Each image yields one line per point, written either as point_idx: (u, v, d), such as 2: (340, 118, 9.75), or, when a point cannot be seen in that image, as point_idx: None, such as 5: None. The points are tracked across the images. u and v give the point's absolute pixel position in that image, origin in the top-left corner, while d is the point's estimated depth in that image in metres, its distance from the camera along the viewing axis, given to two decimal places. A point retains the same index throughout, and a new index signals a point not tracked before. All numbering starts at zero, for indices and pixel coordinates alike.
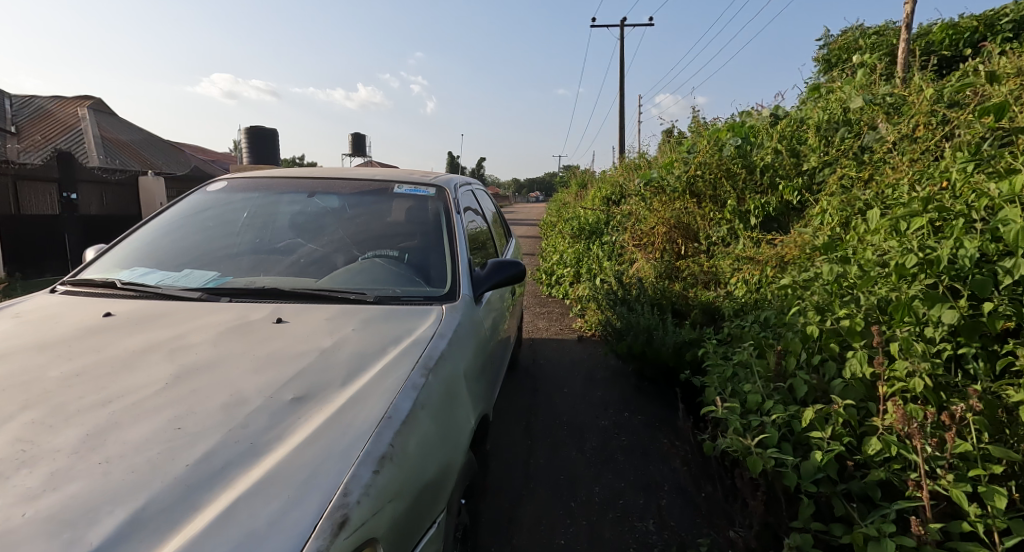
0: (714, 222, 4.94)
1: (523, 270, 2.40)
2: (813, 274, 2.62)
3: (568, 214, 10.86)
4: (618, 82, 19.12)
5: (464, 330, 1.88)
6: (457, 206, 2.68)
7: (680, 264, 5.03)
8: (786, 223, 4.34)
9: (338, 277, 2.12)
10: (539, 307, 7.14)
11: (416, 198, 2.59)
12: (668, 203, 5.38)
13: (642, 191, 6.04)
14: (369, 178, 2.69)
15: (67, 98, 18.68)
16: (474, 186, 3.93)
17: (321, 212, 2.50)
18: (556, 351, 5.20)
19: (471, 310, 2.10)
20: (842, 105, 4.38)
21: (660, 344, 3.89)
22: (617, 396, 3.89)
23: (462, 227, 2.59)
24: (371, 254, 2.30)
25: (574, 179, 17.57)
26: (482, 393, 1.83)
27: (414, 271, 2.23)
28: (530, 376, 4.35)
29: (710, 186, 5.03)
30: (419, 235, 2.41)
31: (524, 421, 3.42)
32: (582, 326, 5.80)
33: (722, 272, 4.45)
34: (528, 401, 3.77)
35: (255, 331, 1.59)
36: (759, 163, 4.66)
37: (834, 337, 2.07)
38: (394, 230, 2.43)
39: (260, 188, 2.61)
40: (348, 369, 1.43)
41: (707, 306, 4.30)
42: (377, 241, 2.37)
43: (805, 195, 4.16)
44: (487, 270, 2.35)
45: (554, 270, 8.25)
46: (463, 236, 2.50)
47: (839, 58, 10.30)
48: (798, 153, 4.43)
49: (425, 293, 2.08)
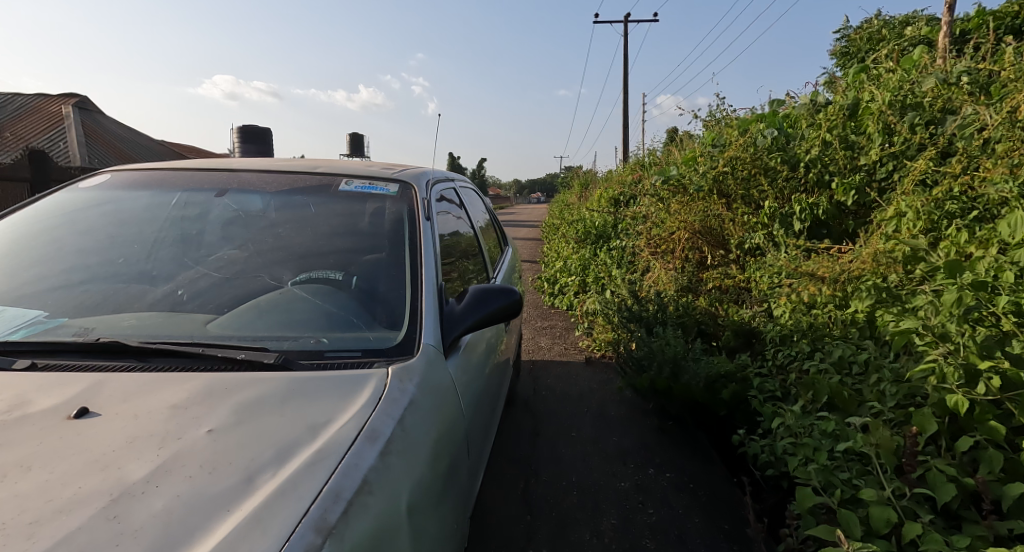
0: (747, 227, 4.22)
1: (518, 302, 1.68)
2: (923, 303, 1.91)
3: (572, 216, 10.19)
4: (624, 78, 18.43)
5: (421, 414, 1.16)
6: (429, 208, 1.94)
7: (708, 276, 4.38)
8: (837, 230, 3.68)
9: (234, 319, 1.39)
10: (540, 320, 6.45)
11: (370, 198, 1.86)
12: (691, 204, 4.69)
13: (658, 190, 5.32)
14: (307, 170, 1.96)
15: (54, 97, 18.00)
16: (462, 183, 3.22)
17: (231, 217, 1.75)
18: (561, 376, 4.51)
19: (440, 371, 1.37)
20: (906, 85, 3.68)
21: (690, 377, 3.19)
22: (637, 443, 3.18)
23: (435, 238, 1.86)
24: (294, 281, 1.57)
25: (575, 180, 16.90)
26: (445, 523, 1.12)
27: (356, 306, 1.51)
28: (531, 413, 3.64)
29: (741, 185, 4.30)
30: (369, 251, 1.67)
31: (522, 483, 2.71)
32: (591, 346, 5.11)
33: (763, 287, 3.75)
34: (528, 451, 3.05)
35: (14, 444, 0.85)
36: (803, 157, 3.93)
37: (992, 410, 1.45)
38: (333, 243, 1.70)
39: (151, 181, 1.85)
40: (151, 546, 0.68)
41: (740, 326, 3.71)
42: (308, 259, 1.64)
43: (863, 195, 3.48)
44: (467, 302, 1.63)
45: (558, 278, 7.52)
46: (436, 250, 1.77)
47: (861, 48, 9.65)
48: (853, 144, 3.73)
49: (367, 344, 1.35)
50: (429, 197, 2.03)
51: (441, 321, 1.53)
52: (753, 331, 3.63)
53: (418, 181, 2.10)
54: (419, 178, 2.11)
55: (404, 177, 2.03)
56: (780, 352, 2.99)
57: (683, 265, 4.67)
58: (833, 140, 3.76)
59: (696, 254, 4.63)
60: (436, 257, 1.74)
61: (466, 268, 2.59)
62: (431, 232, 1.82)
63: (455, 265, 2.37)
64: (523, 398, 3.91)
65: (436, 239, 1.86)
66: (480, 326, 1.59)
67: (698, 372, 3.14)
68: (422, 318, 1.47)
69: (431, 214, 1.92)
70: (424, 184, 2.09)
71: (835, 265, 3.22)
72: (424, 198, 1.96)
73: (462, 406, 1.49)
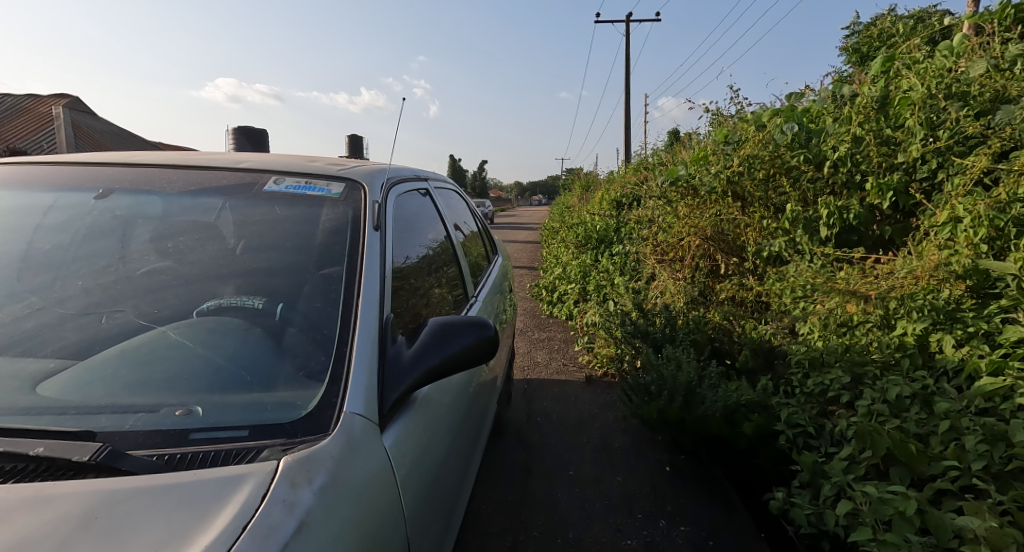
0: (765, 234, 3.80)
1: (489, 341, 1.26)
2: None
3: (572, 220, 9.78)
4: (626, 76, 18.04)
5: (318, 548, 0.72)
6: (382, 213, 1.51)
7: (723, 287, 3.97)
8: (870, 235, 3.26)
9: (74, 377, 0.97)
10: (537, 331, 6.05)
11: (303, 200, 1.44)
12: (701, 208, 4.30)
13: (664, 192, 4.90)
14: (228, 166, 1.53)
15: (43, 98, 17.64)
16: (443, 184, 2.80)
17: (113, 226, 1.34)
18: (559, 397, 4.10)
19: (369, 455, 0.94)
20: (949, 72, 3.25)
21: (705, 407, 2.77)
22: (645, 485, 2.78)
23: (387, 251, 1.43)
24: (202, 310, 1.17)
25: (576, 182, 16.51)
26: None
27: (264, 352, 1.09)
28: (524, 446, 3.24)
29: (759, 186, 3.88)
30: (292, 274, 1.25)
31: (510, 540, 2.32)
32: (592, 363, 4.71)
33: (786, 302, 3.34)
34: (517, 497, 2.65)
35: None
36: (830, 154, 3.51)
37: None
38: (246, 263, 1.28)
39: (20, 179, 1.43)
40: None
41: (759, 345, 3.31)
42: (207, 285, 1.22)
43: (900, 197, 3.09)
44: (422, 342, 1.20)
45: (557, 286, 7.10)
46: (385, 269, 1.34)
47: (872, 46, 9.23)
48: (888, 139, 3.30)
49: (261, 414, 0.93)
50: (385, 200, 1.60)
51: (382, 372, 1.11)
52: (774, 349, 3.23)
53: (375, 178, 1.67)
54: (373, 176, 1.68)
55: (352, 175, 1.60)
56: (813, 382, 2.61)
57: (694, 276, 4.26)
58: (865, 135, 3.35)
59: (708, 262, 4.22)
60: (385, 278, 1.30)
61: (440, 286, 2.16)
62: (380, 245, 1.38)
63: (423, 284, 1.95)
64: (515, 427, 3.48)
65: (388, 253, 1.43)
66: (439, 375, 1.16)
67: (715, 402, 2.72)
68: (352, 370, 1.04)
69: (383, 221, 1.49)
70: (380, 183, 1.66)
71: (876, 280, 2.80)
72: (376, 200, 1.53)
73: (409, 495, 1.05)
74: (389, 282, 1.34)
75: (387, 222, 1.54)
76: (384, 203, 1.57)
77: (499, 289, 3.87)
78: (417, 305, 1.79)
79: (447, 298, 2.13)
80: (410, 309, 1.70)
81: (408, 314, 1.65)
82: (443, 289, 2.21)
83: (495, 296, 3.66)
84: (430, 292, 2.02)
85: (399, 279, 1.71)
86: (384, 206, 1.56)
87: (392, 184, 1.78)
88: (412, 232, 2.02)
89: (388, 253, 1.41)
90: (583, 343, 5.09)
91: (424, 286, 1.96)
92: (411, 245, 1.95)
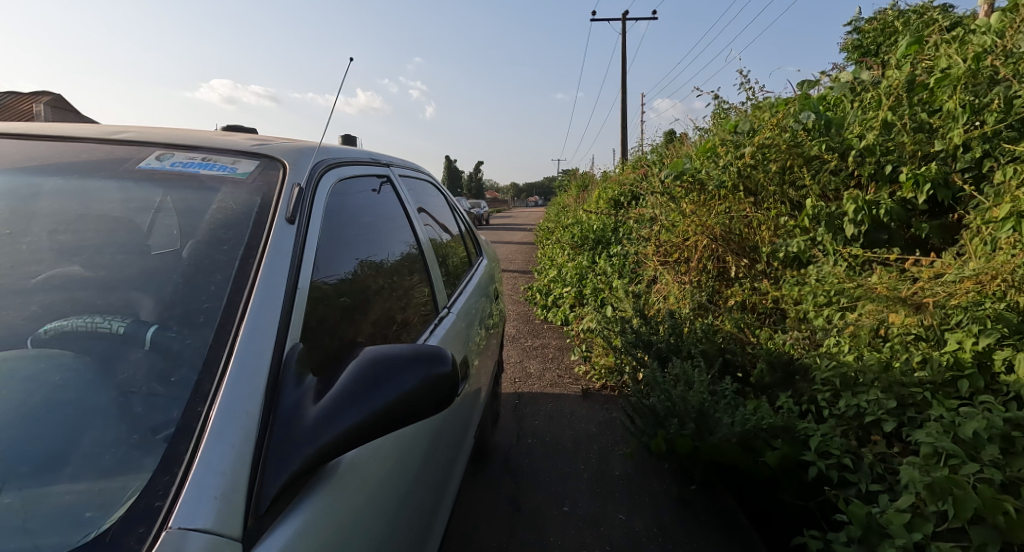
0: (782, 232, 3.46)
1: (444, 386, 0.89)
2: None
3: (568, 219, 9.41)
4: (622, 74, 17.73)
5: None
6: (309, 198, 1.12)
7: (735, 291, 3.61)
8: (901, 234, 2.94)
9: None
10: (530, 338, 5.68)
11: (192, 184, 1.05)
12: (710, 205, 3.94)
13: (669, 187, 4.54)
14: (99, 137, 1.15)
15: (24, 95, 17.11)
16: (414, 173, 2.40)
17: None
18: (554, 413, 3.72)
19: None
20: (992, 49, 2.90)
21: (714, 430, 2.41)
22: (652, 522, 2.42)
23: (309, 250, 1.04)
24: (49, 329, 0.83)
25: (571, 182, 16.17)
26: None
27: (98, 410, 0.72)
28: (512, 474, 2.86)
29: (774, 180, 3.52)
30: (158, 285, 0.88)
31: None
32: (590, 373, 4.34)
33: (810, 309, 3.00)
34: (503, 541, 2.27)
35: None
36: (856, 144, 3.17)
37: None
38: (103, 269, 0.91)
39: None
40: None
41: (777, 357, 2.96)
42: (27, 302, 0.85)
43: (940, 191, 2.76)
44: (342, 389, 0.80)
45: (552, 289, 6.73)
46: (299, 275, 0.95)
47: (874, 39, 8.91)
48: (924, 125, 2.95)
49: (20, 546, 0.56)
50: (318, 181, 1.21)
51: (269, 439, 0.72)
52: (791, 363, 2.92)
53: (305, 155, 1.28)
54: (303, 153, 1.28)
55: (277, 150, 1.22)
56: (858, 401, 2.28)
57: (702, 279, 3.89)
58: (896, 121, 3.00)
59: (718, 264, 3.87)
60: (296, 288, 0.92)
61: (415, 290, 1.78)
62: (296, 240, 1.00)
63: (385, 290, 1.56)
64: (502, 451, 3.09)
65: (311, 251, 1.04)
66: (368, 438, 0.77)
67: (730, 425, 2.36)
68: (203, 446, 0.67)
69: (308, 208, 1.10)
70: (313, 160, 1.27)
71: (928, 283, 2.49)
72: (302, 180, 1.14)
73: None
74: (305, 294, 0.95)
75: (317, 211, 1.14)
76: (314, 184, 1.18)
77: (486, 293, 3.48)
78: (374, 320, 1.40)
79: (419, 307, 1.75)
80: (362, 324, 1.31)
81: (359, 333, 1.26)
82: (419, 293, 1.83)
83: (480, 302, 3.27)
84: (400, 297, 1.64)
85: (348, 286, 1.32)
86: (315, 187, 1.17)
87: (329, 164, 1.38)
88: (371, 228, 1.63)
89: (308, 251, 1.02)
90: (579, 352, 4.70)
91: (388, 293, 1.58)
92: (369, 244, 1.56)
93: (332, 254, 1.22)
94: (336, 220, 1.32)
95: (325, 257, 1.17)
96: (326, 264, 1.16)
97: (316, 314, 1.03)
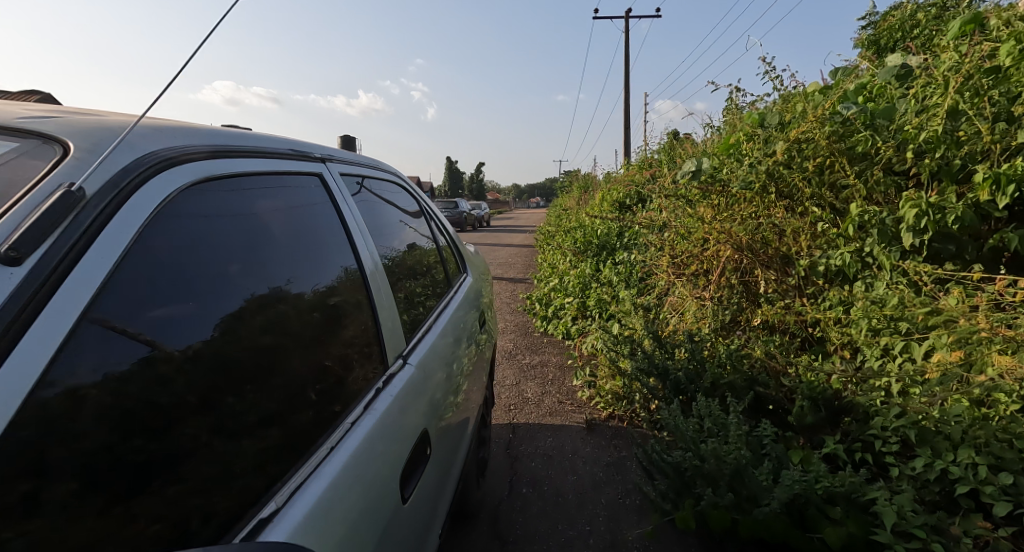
0: (829, 244, 2.94)
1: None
2: None
3: (574, 223, 8.90)
4: (628, 72, 17.22)
5: None
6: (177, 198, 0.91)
7: (767, 310, 3.10)
8: (975, 247, 2.45)
9: None
10: (531, 355, 5.19)
11: None
12: (733, 210, 3.45)
13: (685, 189, 4.05)
14: None
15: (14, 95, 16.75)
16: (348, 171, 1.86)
17: None
18: (555, 450, 3.23)
19: None
20: None
21: (746, 494, 1.93)
22: None
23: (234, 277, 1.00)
24: None
25: (576, 183, 15.68)
26: None
27: None
28: (503, 538, 2.35)
29: (811, 181, 3.00)
30: None
31: None
32: (597, 400, 3.85)
33: (863, 336, 2.54)
34: None
35: None
36: (915, 139, 2.66)
37: None
38: None
39: None
40: None
41: (819, 394, 2.50)
42: None
43: None
44: None
45: (556, 298, 6.24)
46: (137, 309, 0.78)
47: (899, 31, 8.37)
48: (1000, 112, 2.44)
49: None
50: (243, 190, 1.12)
51: None
52: (840, 402, 2.50)
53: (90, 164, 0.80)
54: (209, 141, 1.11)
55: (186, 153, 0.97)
56: (940, 462, 1.84)
57: (727, 297, 3.40)
58: (965, 107, 2.49)
59: (744, 278, 3.38)
60: (132, 333, 0.76)
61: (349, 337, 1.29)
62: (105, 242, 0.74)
63: (356, 310, 1.37)
64: (491, 505, 2.60)
65: (174, 283, 0.87)
66: None
67: (766, 490, 1.89)
68: None
69: (161, 207, 0.86)
70: (240, 163, 1.14)
71: None
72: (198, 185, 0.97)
73: None
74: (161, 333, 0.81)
75: (251, 226, 1.11)
76: (218, 185, 1.04)
77: (474, 309, 3.00)
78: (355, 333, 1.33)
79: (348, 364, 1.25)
80: (325, 352, 1.18)
81: (318, 362, 1.15)
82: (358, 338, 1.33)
83: (468, 317, 2.81)
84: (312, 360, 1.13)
85: (316, 299, 1.22)
86: (215, 188, 1.03)
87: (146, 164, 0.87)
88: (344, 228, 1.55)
89: (213, 282, 0.95)
90: (581, 377, 4.20)
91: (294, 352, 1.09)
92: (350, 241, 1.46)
93: (299, 265, 1.21)
94: (299, 226, 1.27)
95: (289, 270, 1.17)
96: (296, 276, 1.19)
97: (69, 426, 0.65)
